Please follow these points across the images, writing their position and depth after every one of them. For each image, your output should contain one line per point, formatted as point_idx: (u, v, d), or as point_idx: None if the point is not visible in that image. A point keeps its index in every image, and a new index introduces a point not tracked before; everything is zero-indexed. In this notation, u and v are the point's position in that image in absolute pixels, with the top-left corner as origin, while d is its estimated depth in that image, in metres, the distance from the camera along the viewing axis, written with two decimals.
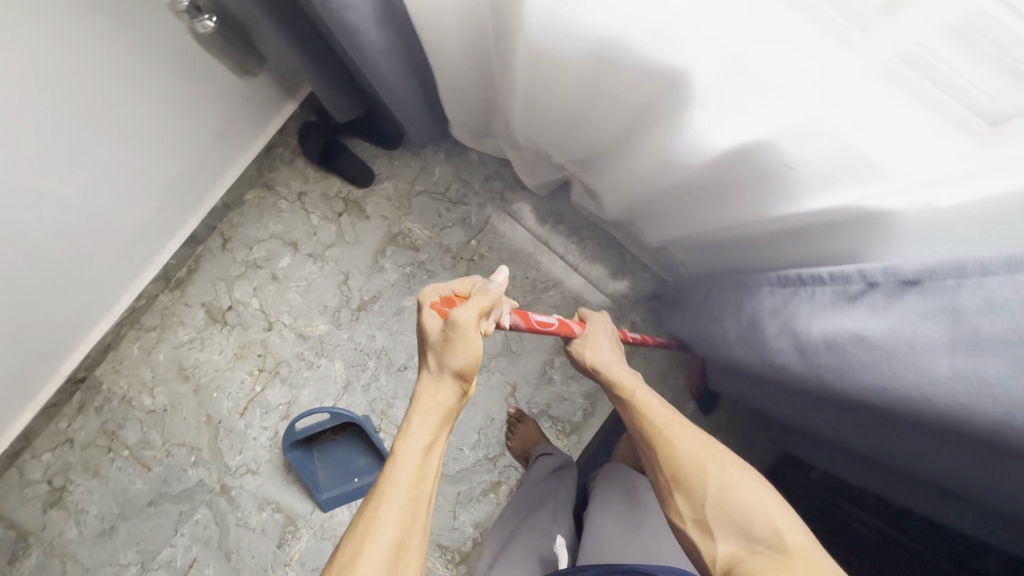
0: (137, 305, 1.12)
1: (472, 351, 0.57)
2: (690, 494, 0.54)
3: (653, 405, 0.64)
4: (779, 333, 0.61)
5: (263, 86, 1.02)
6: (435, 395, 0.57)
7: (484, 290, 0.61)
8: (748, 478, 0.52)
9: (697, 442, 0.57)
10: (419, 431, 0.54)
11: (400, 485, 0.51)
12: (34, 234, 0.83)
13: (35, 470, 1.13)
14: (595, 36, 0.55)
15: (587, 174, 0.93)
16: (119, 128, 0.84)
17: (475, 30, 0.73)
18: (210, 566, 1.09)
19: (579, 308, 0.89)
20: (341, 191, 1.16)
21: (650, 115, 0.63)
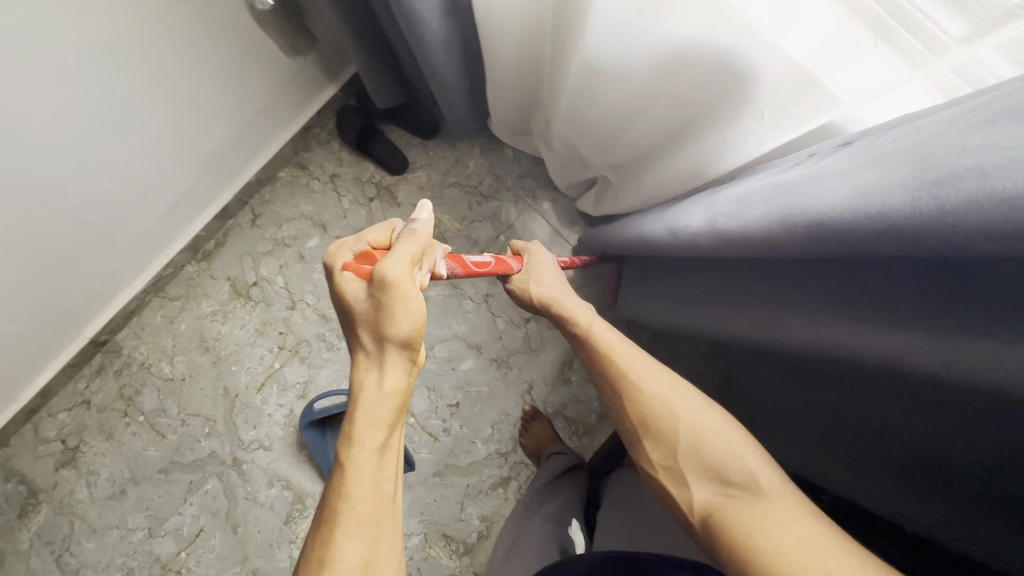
0: (164, 274, 1.13)
1: (416, 309, 0.51)
2: (662, 441, 0.54)
3: (615, 341, 0.64)
4: (695, 211, 0.60)
5: (309, 66, 1.02)
6: (376, 380, 0.51)
7: (410, 234, 0.55)
8: (718, 419, 0.53)
9: (664, 383, 0.57)
10: (369, 434, 0.49)
11: (359, 500, 0.47)
12: (76, 194, 0.85)
13: (50, 429, 1.14)
14: (662, 45, 0.56)
15: (621, 182, 0.92)
16: (168, 97, 0.85)
17: (533, 31, 0.74)
18: (217, 536, 1.11)
19: (511, 241, 0.88)
20: (374, 176, 1.16)
21: (700, 124, 0.63)
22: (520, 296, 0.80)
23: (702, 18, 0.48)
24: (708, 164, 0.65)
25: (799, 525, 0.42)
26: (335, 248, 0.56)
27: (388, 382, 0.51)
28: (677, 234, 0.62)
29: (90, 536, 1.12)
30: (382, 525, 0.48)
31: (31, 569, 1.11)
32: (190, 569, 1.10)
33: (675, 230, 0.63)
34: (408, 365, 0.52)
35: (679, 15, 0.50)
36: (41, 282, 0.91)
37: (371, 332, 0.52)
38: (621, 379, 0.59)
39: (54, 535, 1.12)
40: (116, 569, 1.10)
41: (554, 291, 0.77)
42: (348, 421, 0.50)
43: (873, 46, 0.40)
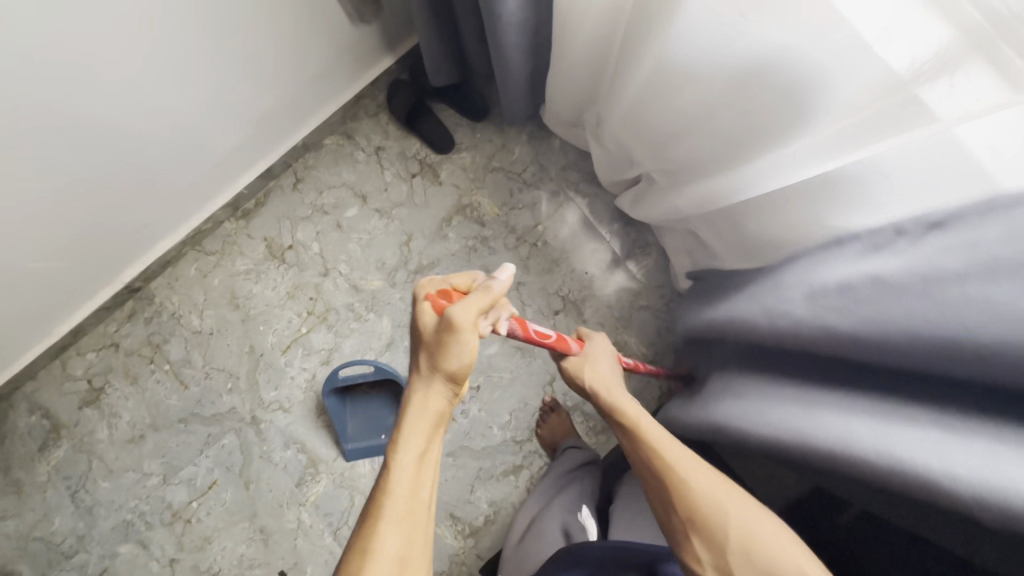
0: (203, 228, 1.14)
1: (468, 352, 0.54)
2: (712, 539, 0.54)
3: (655, 429, 0.63)
4: (784, 291, 0.62)
5: (371, 35, 1.02)
6: (425, 399, 0.56)
7: (484, 287, 0.57)
8: (777, 529, 0.53)
9: (712, 480, 0.57)
10: (413, 438, 0.54)
11: (400, 500, 0.50)
12: (134, 137, 0.87)
13: (78, 367, 1.16)
14: (751, 56, 0.56)
15: (659, 187, 0.91)
16: (235, 52, 0.86)
17: (610, 21, 0.74)
18: (228, 491, 1.12)
19: (579, 326, 0.86)
20: (418, 153, 1.16)
21: (756, 150, 0.62)
22: (570, 378, 0.78)
23: (806, 24, 0.49)
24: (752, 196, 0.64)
25: None
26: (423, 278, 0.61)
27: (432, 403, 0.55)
28: (762, 314, 0.65)
29: (106, 477, 1.14)
30: (415, 536, 0.50)
31: (47, 501, 1.14)
32: (199, 519, 1.12)
33: (759, 317, 0.65)
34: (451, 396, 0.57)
35: (782, 22, 0.51)
36: (89, 219, 0.93)
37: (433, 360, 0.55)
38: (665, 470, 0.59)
39: (71, 471, 1.14)
40: (128, 510, 1.13)
41: (608, 380, 0.75)
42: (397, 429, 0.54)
43: (972, 65, 0.42)
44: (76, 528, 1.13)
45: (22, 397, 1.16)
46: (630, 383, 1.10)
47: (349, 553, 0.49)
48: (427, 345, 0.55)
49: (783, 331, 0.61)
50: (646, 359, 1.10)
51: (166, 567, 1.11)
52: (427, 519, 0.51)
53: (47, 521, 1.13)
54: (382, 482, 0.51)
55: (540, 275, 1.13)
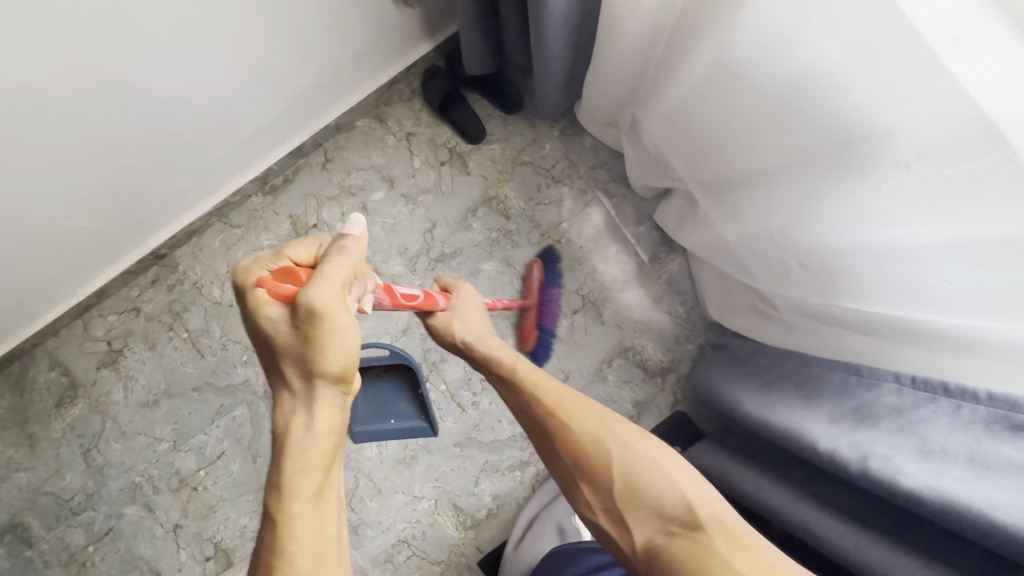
0: (231, 200, 1.14)
1: (344, 338, 0.52)
2: (597, 482, 0.55)
3: (538, 378, 0.66)
4: (880, 440, 0.58)
5: (413, 19, 1.03)
6: (310, 418, 0.53)
7: (338, 249, 0.55)
8: (658, 455, 0.55)
9: (592, 419, 0.59)
10: (304, 477, 0.51)
11: (298, 553, 0.49)
12: (172, 104, 0.87)
13: (99, 328, 1.18)
14: (812, 68, 0.55)
15: (700, 201, 0.90)
16: (280, 28, 0.87)
17: (663, 17, 0.74)
18: (236, 462, 1.14)
19: (441, 277, 0.86)
20: (449, 141, 1.16)
21: (815, 170, 0.62)
22: (441, 335, 0.80)
23: (874, 35, 0.49)
24: (825, 232, 0.66)
25: (741, 563, 0.45)
26: (248, 263, 0.56)
27: (321, 420, 0.53)
28: (837, 454, 0.61)
29: (119, 438, 1.16)
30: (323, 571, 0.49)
31: (59, 457, 1.16)
32: (205, 488, 1.13)
33: (840, 452, 0.60)
34: (339, 395, 0.54)
35: (850, 32, 0.51)
36: (123, 182, 0.94)
37: (297, 368, 0.52)
38: (552, 421, 0.60)
39: (85, 430, 1.16)
40: (137, 473, 1.15)
41: (478, 329, 0.79)
42: (277, 472, 0.52)
43: None
44: (85, 486, 1.15)
45: (43, 353, 1.18)
46: (644, 388, 1.09)
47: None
48: (285, 350, 0.52)
49: (869, 482, 0.56)
50: (662, 365, 1.09)
51: (170, 532, 1.13)
52: (334, 549, 0.51)
53: (58, 477, 1.15)
54: (278, 535, 0.50)
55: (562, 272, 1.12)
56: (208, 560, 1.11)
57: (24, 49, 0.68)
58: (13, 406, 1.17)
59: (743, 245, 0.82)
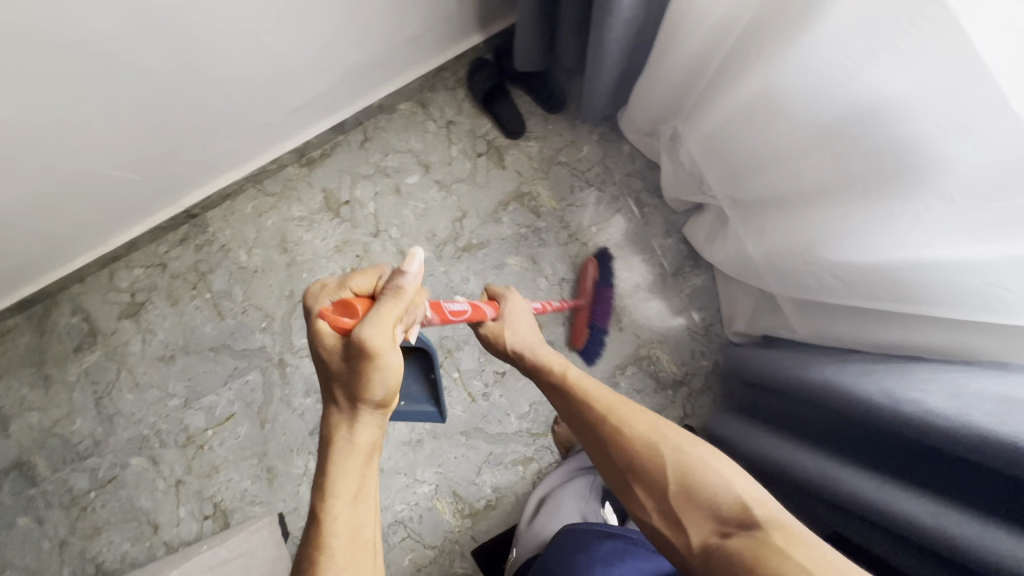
0: (268, 167, 1.16)
1: (394, 374, 0.53)
2: (651, 484, 0.56)
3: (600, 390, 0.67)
4: (885, 379, 0.62)
5: (469, 10, 1.03)
6: (352, 433, 0.54)
7: (395, 288, 0.55)
8: (703, 450, 0.55)
9: (647, 424, 0.60)
10: (343, 481, 0.52)
11: (338, 547, 0.50)
12: (226, 64, 0.89)
13: (124, 280, 1.19)
14: (872, 95, 0.54)
15: (734, 216, 0.90)
16: (341, 5, 0.88)
17: (719, 38, 0.74)
18: (244, 426, 1.15)
19: (488, 285, 0.92)
20: (488, 134, 1.17)
21: (862, 191, 0.61)
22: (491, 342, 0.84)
23: (940, 70, 0.47)
24: (860, 258, 0.64)
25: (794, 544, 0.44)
26: (317, 289, 0.61)
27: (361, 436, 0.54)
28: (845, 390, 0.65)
29: (133, 389, 1.17)
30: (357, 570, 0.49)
31: (72, 401, 1.18)
32: (211, 447, 1.15)
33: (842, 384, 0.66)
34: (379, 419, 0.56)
35: (915, 64, 0.49)
36: (168, 138, 0.96)
37: (344, 391, 0.54)
38: (606, 424, 0.62)
39: (100, 377, 1.18)
40: (146, 426, 1.16)
41: (526, 340, 0.82)
42: (320, 474, 0.53)
43: None
44: (95, 432, 1.17)
45: (68, 298, 1.20)
46: (655, 399, 1.09)
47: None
48: (336, 368, 0.54)
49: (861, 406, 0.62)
50: (674, 377, 1.10)
51: (172, 487, 1.14)
52: (369, 550, 0.51)
53: (68, 420, 1.17)
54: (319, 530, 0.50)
55: None
56: (206, 518, 1.13)
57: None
58: (32, 345, 1.19)
59: (775, 264, 0.81)
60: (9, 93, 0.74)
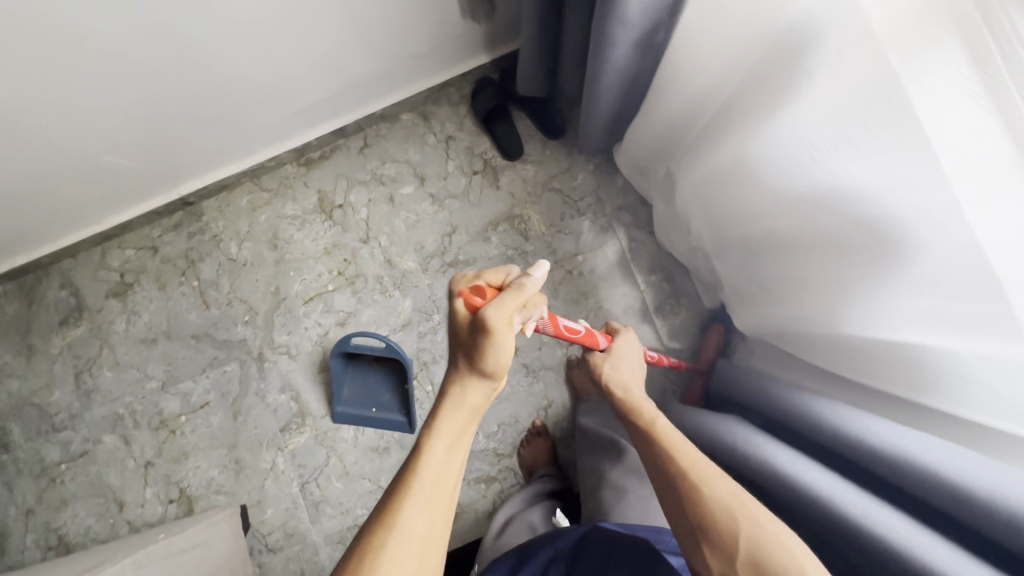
0: (265, 164, 1.17)
1: (505, 354, 0.55)
2: (719, 545, 0.53)
3: (678, 440, 0.64)
4: (866, 415, 0.59)
5: (477, 33, 1.04)
6: (466, 398, 0.56)
7: (518, 285, 0.58)
8: (787, 534, 0.52)
9: (729, 490, 0.56)
10: (445, 432, 0.54)
11: (426, 483, 0.51)
12: (227, 68, 0.90)
13: (115, 259, 1.21)
14: (829, 185, 0.56)
15: (718, 262, 0.91)
16: (347, 19, 0.90)
17: (699, 104, 0.76)
18: (217, 416, 1.16)
19: (609, 323, 0.95)
20: (486, 153, 1.18)
21: (826, 266, 0.63)
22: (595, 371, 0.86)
23: (898, 169, 0.48)
24: (830, 326, 0.65)
25: None
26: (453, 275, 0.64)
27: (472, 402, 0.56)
28: (825, 417, 0.63)
29: (112, 367, 1.19)
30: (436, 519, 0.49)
31: (53, 372, 1.20)
32: (182, 433, 1.17)
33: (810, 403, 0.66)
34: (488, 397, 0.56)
35: (869, 158, 0.51)
36: (166, 131, 0.98)
37: (466, 352, 0.56)
38: (686, 479, 0.58)
39: (82, 352, 1.20)
40: (121, 405, 1.18)
41: (625, 381, 0.82)
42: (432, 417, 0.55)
43: None
44: (71, 406, 1.19)
45: (58, 271, 1.21)
46: None
47: (374, 517, 0.49)
48: (461, 336, 0.57)
49: (842, 440, 0.59)
50: None
51: (141, 467, 1.16)
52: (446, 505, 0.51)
53: (47, 391, 1.19)
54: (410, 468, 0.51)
55: (567, 303, 1.13)
56: (171, 502, 1.15)
57: None
58: (19, 314, 1.21)
59: (759, 311, 0.83)
60: (10, 79, 0.76)
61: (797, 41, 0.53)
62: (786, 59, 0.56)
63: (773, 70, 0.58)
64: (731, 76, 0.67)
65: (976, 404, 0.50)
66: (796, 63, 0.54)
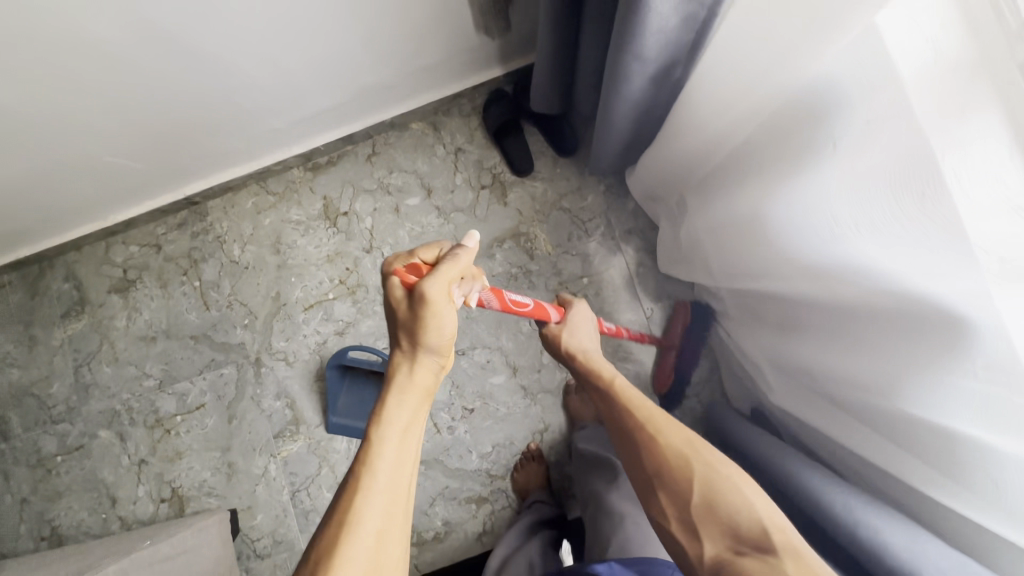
0: (272, 167, 1.15)
1: (448, 326, 0.59)
2: (676, 493, 0.57)
3: (633, 394, 0.69)
4: (881, 511, 0.57)
5: (492, 47, 1.02)
6: (412, 373, 0.58)
7: (453, 256, 0.61)
8: (737, 475, 0.55)
9: (681, 437, 0.60)
10: (398, 413, 0.55)
11: (381, 472, 0.51)
12: (234, 76, 0.88)
13: (119, 255, 1.20)
14: (845, 259, 0.54)
15: (734, 303, 0.90)
16: (359, 33, 0.87)
17: (708, 146, 0.74)
18: (212, 418, 1.16)
19: (559, 294, 0.93)
20: (496, 167, 1.15)
21: (853, 337, 0.61)
22: (553, 343, 0.86)
23: (931, 250, 0.46)
24: (852, 392, 0.64)
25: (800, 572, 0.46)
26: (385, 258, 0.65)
27: (419, 377, 0.58)
28: (834, 506, 0.60)
29: (111, 363, 1.19)
30: (392, 501, 0.50)
31: (53, 364, 1.20)
32: (177, 434, 1.16)
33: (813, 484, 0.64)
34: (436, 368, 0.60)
35: (896, 239, 0.49)
36: (171, 135, 0.97)
37: (409, 333, 0.59)
38: (641, 431, 0.63)
39: (82, 346, 1.20)
40: (118, 401, 1.18)
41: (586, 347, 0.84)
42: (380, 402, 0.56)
43: None
44: (69, 399, 1.19)
45: (62, 264, 1.21)
46: None
47: (330, 526, 0.48)
48: (401, 317, 0.58)
49: (856, 545, 0.56)
50: None
51: (134, 465, 1.16)
52: (405, 488, 0.52)
53: (46, 383, 1.20)
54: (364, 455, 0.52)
55: None
56: (162, 501, 1.15)
57: (101, 11, 0.69)
58: (22, 304, 1.22)
59: (776, 359, 0.81)
60: (10, 83, 0.75)
61: (820, 103, 0.51)
62: (810, 119, 0.53)
63: (795, 128, 0.55)
64: (746, 125, 0.64)
65: (998, 503, 0.48)
66: (821, 127, 0.52)
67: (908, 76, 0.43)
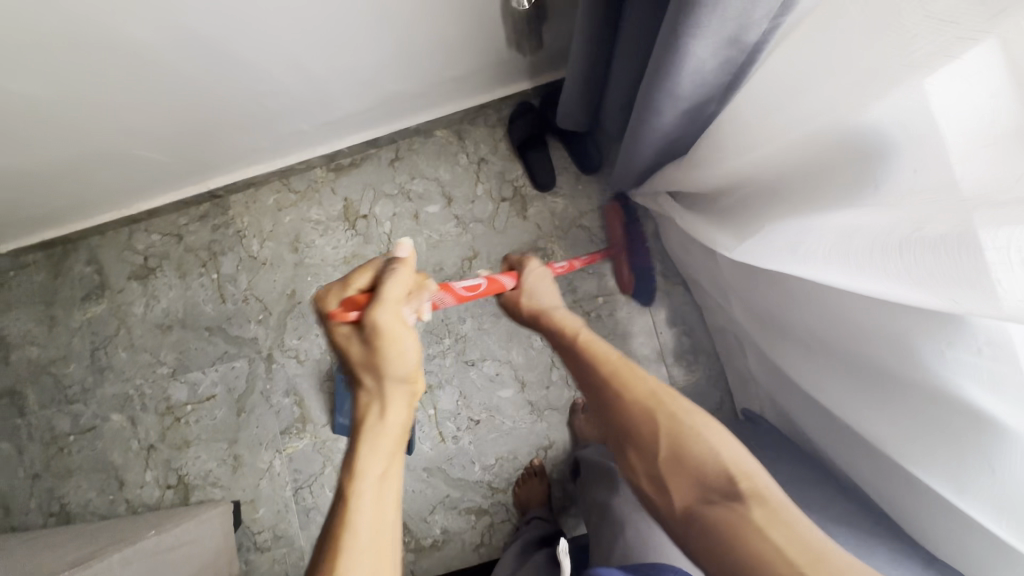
0: (295, 166, 1.16)
1: (406, 349, 0.60)
2: (645, 452, 0.57)
3: (597, 344, 0.69)
4: None
5: (523, 62, 1.01)
6: (379, 410, 0.59)
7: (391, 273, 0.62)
8: (702, 423, 0.56)
9: (646, 386, 0.61)
10: (372, 462, 0.55)
11: (363, 530, 0.51)
12: (263, 80, 0.88)
13: (141, 242, 1.22)
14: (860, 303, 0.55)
15: (751, 327, 0.91)
16: (391, 45, 0.87)
17: (736, 177, 0.73)
18: (221, 410, 1.18)
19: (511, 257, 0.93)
20: (517, 180, 1.15)
21: (875, 371, 0.63)
22: (514, 309, 0.86)
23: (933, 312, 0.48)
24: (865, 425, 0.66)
25: (778, 533, 0.46)
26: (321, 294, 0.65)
27: (391, 413, 0.59)
28: None
29: (127, 348, 1.21)
30: (378, 551, 0.50)
31: (71, 345, 1.22)
32: (187, 422, 1.18)
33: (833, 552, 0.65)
34: (405, 397, 0.61)
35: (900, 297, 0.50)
36: (199, 132, 0.98)
37: (368, 369, 0.60)
38: (606, 386, 0.63)
39: (100, 329, 1.22)
40: (132, 386, 1.20)
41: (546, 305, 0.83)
42: (350, 456, 0.56)
43: None
44: (84, 380, 1.21)
45: (86, 247, 1.23)
46: None
47: None
48: (357, 357, 0.60)
49: None
50: None
51: (143, 450, 1.18)
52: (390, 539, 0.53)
53: (64, 363, 1.22)
54: (342, 517, 0.51)
55: None
56: (169, 488, 1.17)
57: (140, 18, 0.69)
58: (44, 284, 1.24)
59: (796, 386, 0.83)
60: (47, 79, 0.76)
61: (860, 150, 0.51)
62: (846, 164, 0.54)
63: (840, 168, 0.55)
64: (783, 159, 0.63)
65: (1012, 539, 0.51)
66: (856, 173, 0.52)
67: (948, 131, 0.42)
